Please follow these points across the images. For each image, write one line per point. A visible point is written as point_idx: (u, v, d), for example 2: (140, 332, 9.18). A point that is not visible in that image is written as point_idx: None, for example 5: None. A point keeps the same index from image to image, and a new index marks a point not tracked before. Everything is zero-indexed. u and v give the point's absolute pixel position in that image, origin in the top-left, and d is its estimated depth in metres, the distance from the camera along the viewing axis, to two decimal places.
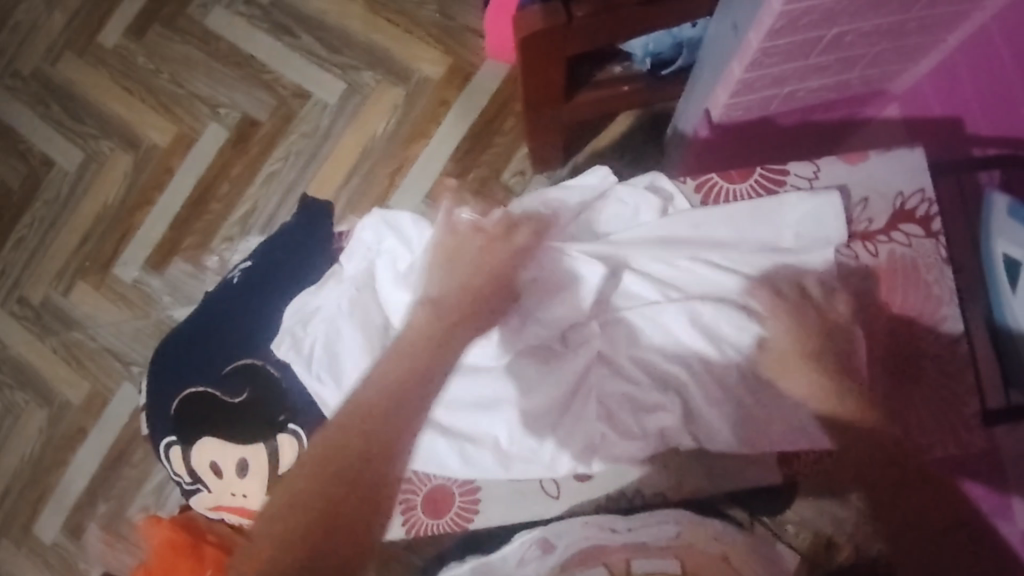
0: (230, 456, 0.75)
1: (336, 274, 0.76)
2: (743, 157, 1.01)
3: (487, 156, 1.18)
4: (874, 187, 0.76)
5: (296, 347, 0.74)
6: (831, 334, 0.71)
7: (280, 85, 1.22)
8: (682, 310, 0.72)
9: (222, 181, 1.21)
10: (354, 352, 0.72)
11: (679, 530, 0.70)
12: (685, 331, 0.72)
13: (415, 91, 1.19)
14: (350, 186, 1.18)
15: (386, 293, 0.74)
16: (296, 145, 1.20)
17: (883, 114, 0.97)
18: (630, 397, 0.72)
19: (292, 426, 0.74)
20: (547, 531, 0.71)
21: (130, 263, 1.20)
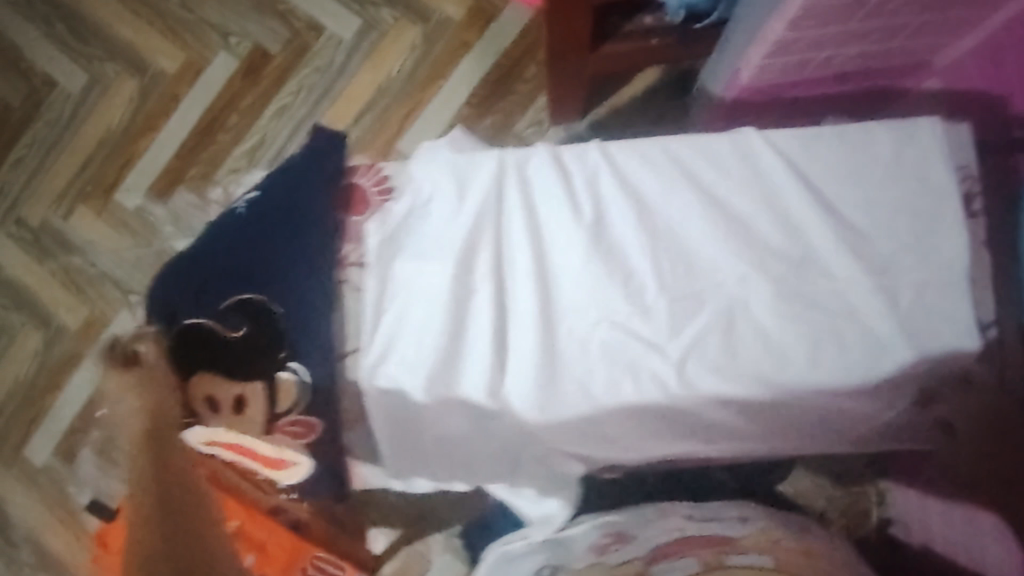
0: (222, 393, 0.64)
1: (410, 247, 0.70)
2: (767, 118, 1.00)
3: (506, 102, 1.15)
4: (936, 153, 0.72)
5: (387, 228, 0.70)
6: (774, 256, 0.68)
7: (294, 16, 1.18)
8: (732, 190, 0.70)
9: (231, 113, 1.18)
10: (447, 314, 0.68)
11: (761, 525, 0.72)
12: (729, 190, 0.70)
13: (434, 31, 1.17)
14: (361, 126, 1.16)
15: (432, 187, 0.72)
16: (308, 80, 1.17)
17: (921, 87, 0.95)
18: (663, 238, 0.69)
19: (294, 364, 0.65)
20: (623, 530, 0.72)
21: (133, 190, 1.18)
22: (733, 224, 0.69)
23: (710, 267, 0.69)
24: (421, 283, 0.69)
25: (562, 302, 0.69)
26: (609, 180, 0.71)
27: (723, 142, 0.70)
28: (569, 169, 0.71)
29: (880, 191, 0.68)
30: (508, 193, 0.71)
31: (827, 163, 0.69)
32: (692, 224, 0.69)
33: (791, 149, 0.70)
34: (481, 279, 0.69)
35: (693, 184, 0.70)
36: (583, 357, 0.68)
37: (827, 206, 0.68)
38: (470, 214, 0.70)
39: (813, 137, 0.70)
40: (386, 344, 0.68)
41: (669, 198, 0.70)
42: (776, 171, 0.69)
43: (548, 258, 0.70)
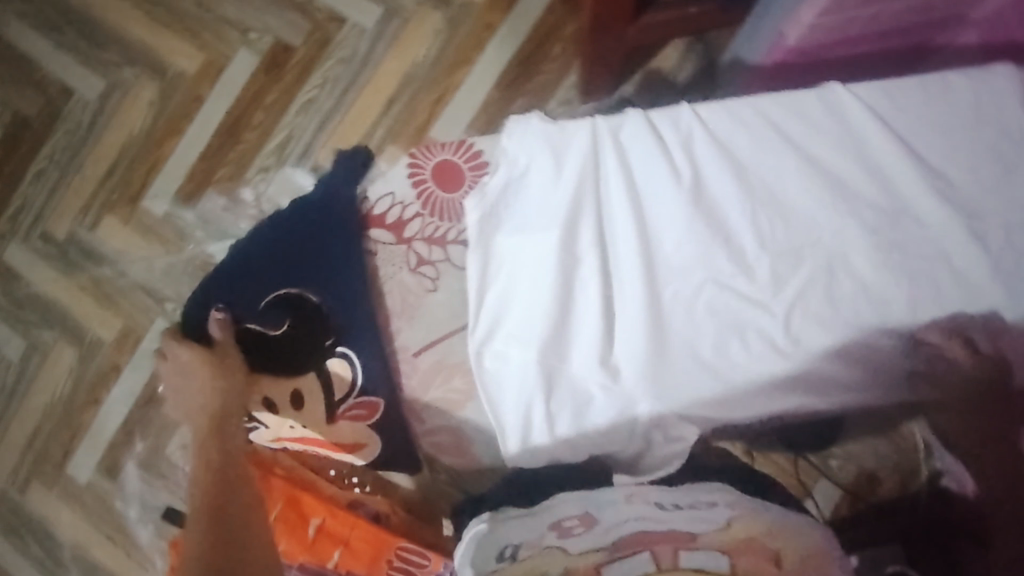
0: (282, 391, 0.79)
1: (509, 219, 0.73)
2: (806, 80, 0.98)
3: (534, 83, 1.14)
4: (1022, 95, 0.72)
5: (485, 203, 0.73)
6: (872, 208, 0.69)
7: (314, 8, 1.17)
8: (827, 142, 0.70)
9: (255, 110, 1.16)
10: (547, 286, 0.71)
11: (732, 517, 0.65)
12: (822, 145, 0.70)
13: (458, 16, 1.15)
14: (390, 116, 1.14)
15: (530, 163, 0.74)
16: (332, 72, 1.16)
17: (958, 41, 0.94)
18: (757, 196, 0.70)
19: (342, 349, 0.78)
20: (590, 504, 0.68)
21: (160, 196, 1.15)
22: (828, 180, 0.70)
23: (810, 222, 0.69)
24: (523, 255, 0.72)
25: (665, 264, 0.71)
26: (703, 142, 0.71)
27: (812, 99, 0.71)
28: (662, 132, 0.72)
29: (964, 141, 0.69)
30: (604, 161, 0.73)
31: (912, 113, 0.70)
32: (790, 180, 0.70)
33: (879, 102, 0.71)
34: (585, 248, 0.72)
35: (786, 140, 0.71)
36: (691, 318, 0.70)
37: (917, 154, 0.69)
38: (569, 182, 0.72)
39: (897, 87, 0.71)
40: (495, 315, 0.72)
41: (764, 155, 0.71)
42: (866, 123, 0.70)
43: (647, 227, 0.71)
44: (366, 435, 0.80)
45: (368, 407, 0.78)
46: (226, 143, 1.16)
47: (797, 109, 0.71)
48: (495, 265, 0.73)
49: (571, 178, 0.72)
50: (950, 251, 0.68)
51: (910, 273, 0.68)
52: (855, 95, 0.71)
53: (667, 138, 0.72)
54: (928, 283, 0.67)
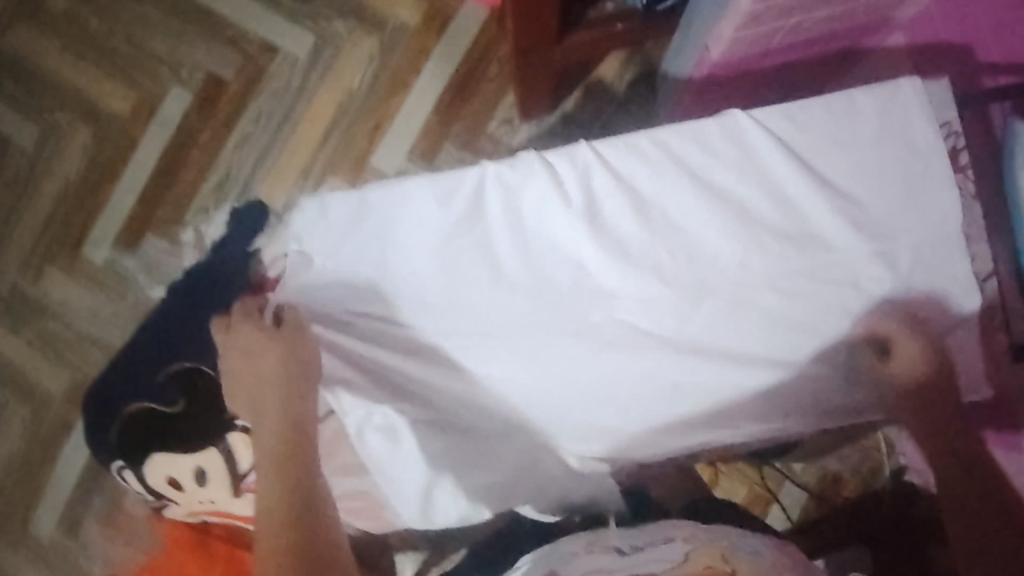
0: (184, 468, 0.77)
1: (405, 270, 0.71)
2: (739, 93, 0.97)
3: (472, 106, 1.11)
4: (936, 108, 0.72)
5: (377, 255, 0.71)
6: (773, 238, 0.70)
7: (245, 40, 1.14)
8: (722, 170, 0.69)
9: (192, 148, 1.14)
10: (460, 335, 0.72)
11: (689, 548, 0.62)
12: (718, 174, 0.69)
13: (390, 41, 1.13)
14: (328, 148, 1.12)
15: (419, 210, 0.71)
16: (266, 106, 1.14)
17: (886, 43, 0.95)
18: (654, 230, 0.70)
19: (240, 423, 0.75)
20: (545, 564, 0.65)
21: (100, 243, 1.14)
22: (730, 209, 0.70)
23: (710, 251, 0.70)
24: (415, 297, 0.72)
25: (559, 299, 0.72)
26: (601, 176, 0.70)
27: (708, 125, 0.69)
28: (555, 168, 0.70)
29: (867, 162, 0.69)
30: (495, 203, 0.71)
31: (817, 132, 0.69)
32: (687, 213, 0.70)
33: (779, 122, 0.69)
34: (480, 287, 0.72)
35: (682, 169, 0.70)
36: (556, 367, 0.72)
37: (822, 179, 0.69)
38: (465, 225, 0.71)
39: (796, 108, 0.69)
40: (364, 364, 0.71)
41: (657, 190, 0.70)
42: (764, 146, 0.69)
43: (549, 266, 0.72)
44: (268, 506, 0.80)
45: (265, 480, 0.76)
46: (165, 184, 1.14)
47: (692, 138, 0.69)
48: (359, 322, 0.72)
49: (467, 224, 0.71)
50: (857, 280, 0.70)
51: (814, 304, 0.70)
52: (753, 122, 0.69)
53: (560, 178, 0.71)
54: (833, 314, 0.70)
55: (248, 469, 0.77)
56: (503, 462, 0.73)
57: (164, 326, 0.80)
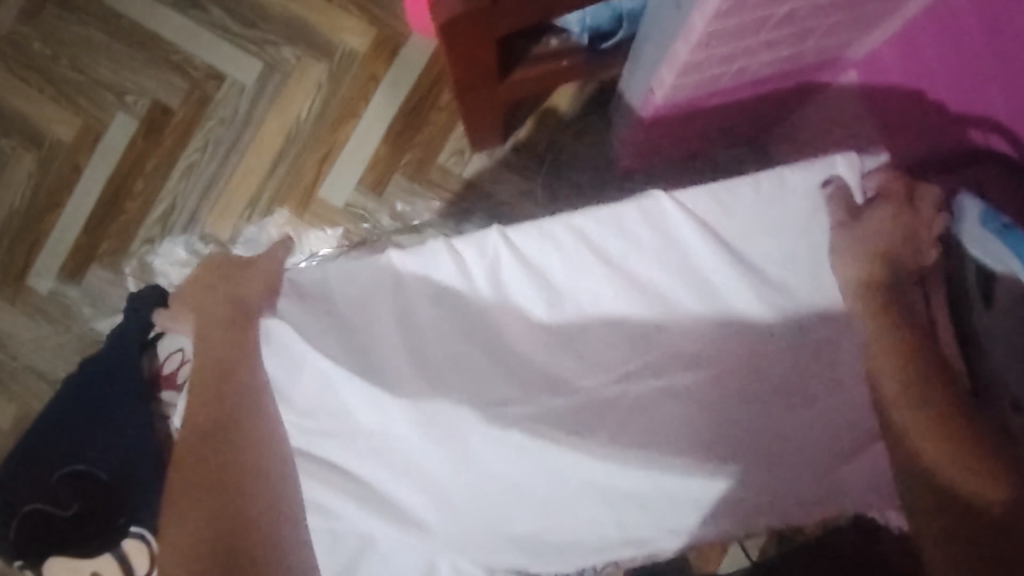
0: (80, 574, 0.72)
1: (298, 369, 0.64)
2: (684, 137, 0.99)
3: (423, 136, 1.09)
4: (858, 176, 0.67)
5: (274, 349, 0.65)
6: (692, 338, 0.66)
7: (191, 65, 1.11)
8: (626, 254, 0.67)
9: (136, 177, 1.11)
10: (356, 441, 0.65)
11: None
12: (631, 266, 0.67)
13: (340, 67, 1.10)
14: (276, 177, 1.10)
15: (337, 294, 0.66)
16: (214, 133, 1.11)
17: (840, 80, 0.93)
18: (563, 335, 0.66)
19: (136, 529, 0.71)
20: None
21: (44, 274, 1.11)
22: (649, 308, 0.66)
23: (624, 356, 0.66)
24: None
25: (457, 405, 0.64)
26: (512, 261, 0.66)
27: (629, 209, 0.67)
28: (464, 261, 0.66)
29: (781, 255, 0.67)
30: (410, 292, 0.66)
31: (738, 219, 0.67)
32: (604, 307, 0.66)
33: (704, 207, 0.67)
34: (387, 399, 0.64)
35: (584, 253, 0.66)
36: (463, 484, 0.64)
37: (746, 263, 0.66)
38: (376, 307, 0.65)
39: (720, 189, 0.67)
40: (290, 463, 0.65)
41: (569, 286, 0.66)
42: (688, 232, 0.67)
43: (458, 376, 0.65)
44: None
45: None
46: (110, 214, 1.11)
47: (604, 224, 0.67)
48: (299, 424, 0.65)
49: (379, 308, 0.65)
50: (808, 384, 0.66)
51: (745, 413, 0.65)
52: (685, 214, 0.67)
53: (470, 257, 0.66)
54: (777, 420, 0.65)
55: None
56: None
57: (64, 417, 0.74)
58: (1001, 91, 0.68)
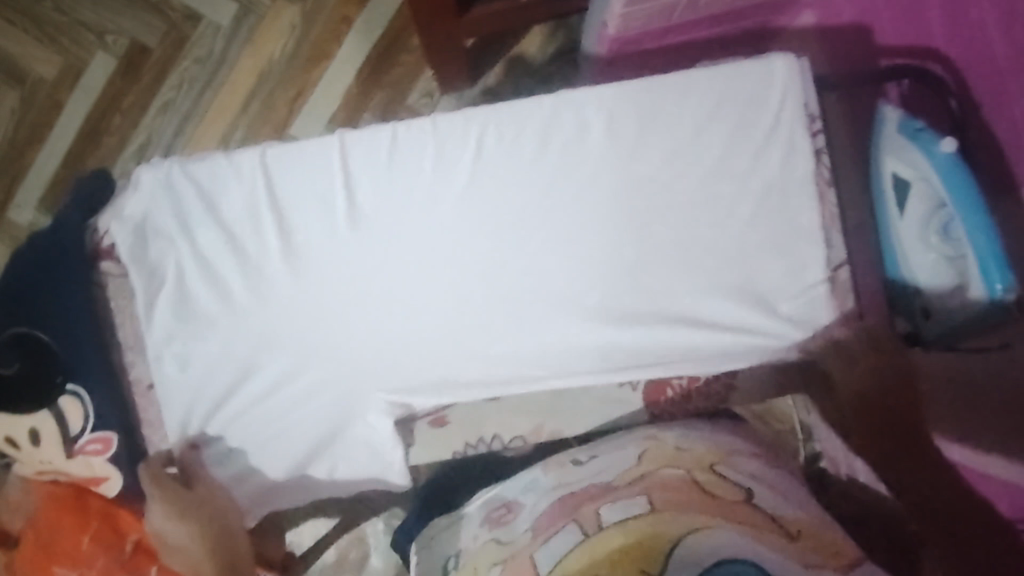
0: (19, 428, 0.67)
1: (224, 238, 0.71)
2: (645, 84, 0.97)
3: (393, 76, 1.13)
4: (787, 92, 0.69)
5: (188, 232, 0.71)
6: (613, 232, 0.70)
7: (168, 6, 1.14)
8: (560, 141, 0.70)
9: (114, 114, 1.14)
10: (231, 305, 0.71)
11: (642, 453, 0.61)
12: (547, 149, 0.70)
13: (313, 9, 1.13)
14: (248, 112, 1.14)
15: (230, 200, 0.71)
16: (188, 73, 1.14)
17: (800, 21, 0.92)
18: (479, 209, 0.70)
19: (73, 386, 0.68)
20: (513, 492, 0.64)
21: (24, 205, 1.14)
22: (548, 186, 0.70)
23: (534, 229, 0.70)
24: (234, 278, 0.71)
25: (384, 239, 0.71)
26: (428, 164, 0.70)
27: (588, 99, 0.70)
28: (350, 163, 0.71)
29: (714, 153, 0.70)
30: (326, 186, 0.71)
31: (673, 120, 0.70)
32: (522, 187, 0.71)
33: (630, 107, 0.70)
34: (266, 256, 0.71)
35: (492, 140, 0.70)
36: (351, 342, 0.70)
37: (677, 157, 0.70)
38: (279, 197, 0.71)
39: (651, 92, 0.70)
40: (175, 309, 0.71)
41: (483, 173, 0.70)
42: (626, 117, 0.70)
43: (337, 241, 0.71)
44: (105, 472, 0.70)
45: (109, 437, 0.69)
46: (89, 148, 1.14)
47: (530, 119, 0.70)
48: (198, 268, 0.71)
49: (302, 192, 0.71)
50: (742, 274, 0.69)
51: (655, 297, 0.69)
52: (606, 108, 0.70)
53: (368, 148, 0.70)
54: (694, 299, 0.69)
55: (83, 431, 0.68)
56: (286, 418, 0.71)
57: (12, 279, 0.69)
58: (940, 19, 0.70)
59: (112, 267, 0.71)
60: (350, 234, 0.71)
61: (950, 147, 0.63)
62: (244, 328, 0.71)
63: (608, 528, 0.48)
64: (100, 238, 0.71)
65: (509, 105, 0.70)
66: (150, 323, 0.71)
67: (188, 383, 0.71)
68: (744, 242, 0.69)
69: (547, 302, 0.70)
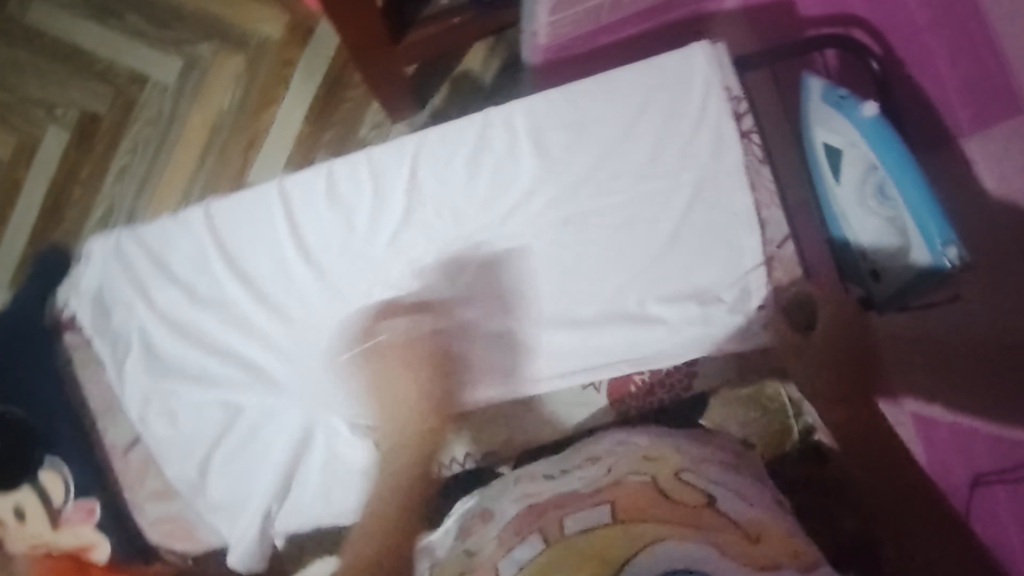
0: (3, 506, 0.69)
1: (183, 293, 0.69)
2: None
3: (342, 112, 1.14)
4: (705, 80, 0.69)
5: (145, 293, 0.69)
6: (565, 235, 0.70)
7: (114, 73, 1.16)
8: (500, 151, 0.70)
9: (72, 186, 1.15)
10: (200, 358, 0.68)
11: (611, 462, 0.62)
12: (490, 161, 0.70)
13: (256, 56, 1.15)
14: (204, 167, 1.14)
15: (182, 255, 0.69)
16: (142, 135, 1.15)
17: None
18: (433, 229, 0.70)
19: (50, 457, 0.69)
20: (486, 502, 0.65)
21: None
22: (496, 197, 0.70)
23: (490, 242, 0.70)
24: (200, 331, 0.69)
25: (344, 273, 0.69)
26: (371, 189, 0.69)
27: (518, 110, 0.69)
28: (296, 200, 0.69)
29: (649, 147, 0.69)
30: (278, 226, 0.69)
31: (603, 118, 0.70)
32: (473, 200, 0.70)
33: (560, 110, 0.70)
34: (228, 304, 0.69)
35: (432, 158, 0.69)
36: (319, 380, 0.68)
37: (619, 152, 0.70)
38: (231, 243, 0.69)
39: (576, 95, 0.70)
40: (145, 368, 0.68)
41: (431, 194, 0.70)
42: (557, 121, 0.70)
43: (297, 279, 0.69)
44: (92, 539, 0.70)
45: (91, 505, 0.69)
46: (52, 223, 1.15)
47: (463, 137, 0.69)
48: (166, 326, 0.69)
49: (253, 234, 0.69)
50: (692, 263, 0.69)
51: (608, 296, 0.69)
52: (533, 116, 0.70)
53: (312, 183, 0.69)
54: (649, 293, 0.69)
55: (66, 500, 0.69)
56: (268, 461, 0.68)
57: None
58: None
59: (75, 338, 0.70)
60: (309, 268, 0.69)
61: (872, 108, 0.63)
62: (215, 378, 0.68)
63: (574, 536, 0.53)
64: (60, 311, 0.70)
65: (436, 129, 0.70)
66: (122, 386, 0.68)
67: (161, 439, 0.68)
68: (691, 229, 0.69)
69: (509, 316, 0.69)
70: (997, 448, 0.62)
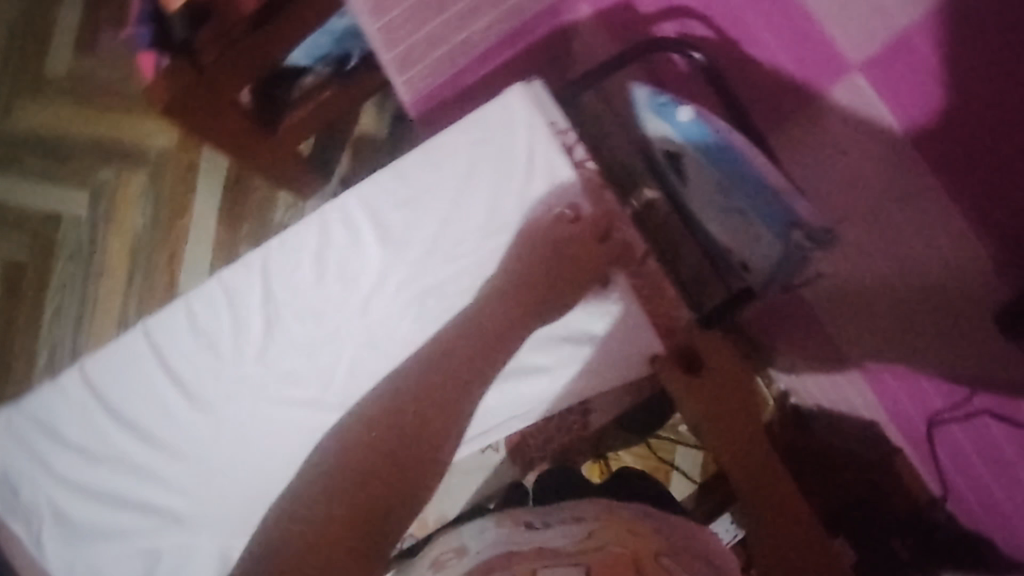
0: None
1: (78, 455, 0.69)
2: None
3: (252, 203, 1.15)
4: (526, 121, 0.69)
5: (44, 463, 0.69)
6: (427, 305, 0.69)
7: (26, 219, 1.17)
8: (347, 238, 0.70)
9: (13, 338, 1.15)
10: (110, 514, 0.68)
11: (594, 527, 0.60)
12: (337, 251, 0.70)
13: (157, 168, 1.16)
14: (134, 289, 1.15)
15: (70, 417, 0.69)
16: (66, 272, 1.16)
17: None
18: (301, 332, 0.69)
19: None
20: (463, 537, 0.64)
21: None
22: (351, 286, 0.70)
23: (357, 330, 0.69)
24: (103, 488, 0.68)
25: (220, 399, 0.69)
26: (230, 309, 0.69)
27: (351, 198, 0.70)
28: (164, 337, 0.69)
29: (485, 200, 0.69)
30: (151, 367, 0.69)
31: (437, 184, 0.70)
32: (331, 295, 0.69)
33: (394, 185, 0.70)
34: (124, 455, 0.69)
35: (283, 261, 0.70)
36: (227, 505, 0.68)
37: (460, 212, 0.70)
38: (113, 394, 0.69)
39: (408, 168, 0.70)
40: (61, 536, 0.68)
41: (287, 298, 0.69)
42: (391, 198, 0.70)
43: (181, 415, 0.69)
44: None
45: None
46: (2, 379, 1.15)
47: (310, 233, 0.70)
48: (73, 492, 0.68)
49: (131, 379, 0.69)
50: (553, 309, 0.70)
51: None
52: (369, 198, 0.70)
53: (175, 316, 0.69)
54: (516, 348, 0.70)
55: None
56: None
57: None
58: None
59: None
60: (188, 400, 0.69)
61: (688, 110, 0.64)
62: (128, 530, 0.68)
63: None
64: None
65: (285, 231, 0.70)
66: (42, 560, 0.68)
67: None
68: None
69: None
70: (945, 392, 0.66)
